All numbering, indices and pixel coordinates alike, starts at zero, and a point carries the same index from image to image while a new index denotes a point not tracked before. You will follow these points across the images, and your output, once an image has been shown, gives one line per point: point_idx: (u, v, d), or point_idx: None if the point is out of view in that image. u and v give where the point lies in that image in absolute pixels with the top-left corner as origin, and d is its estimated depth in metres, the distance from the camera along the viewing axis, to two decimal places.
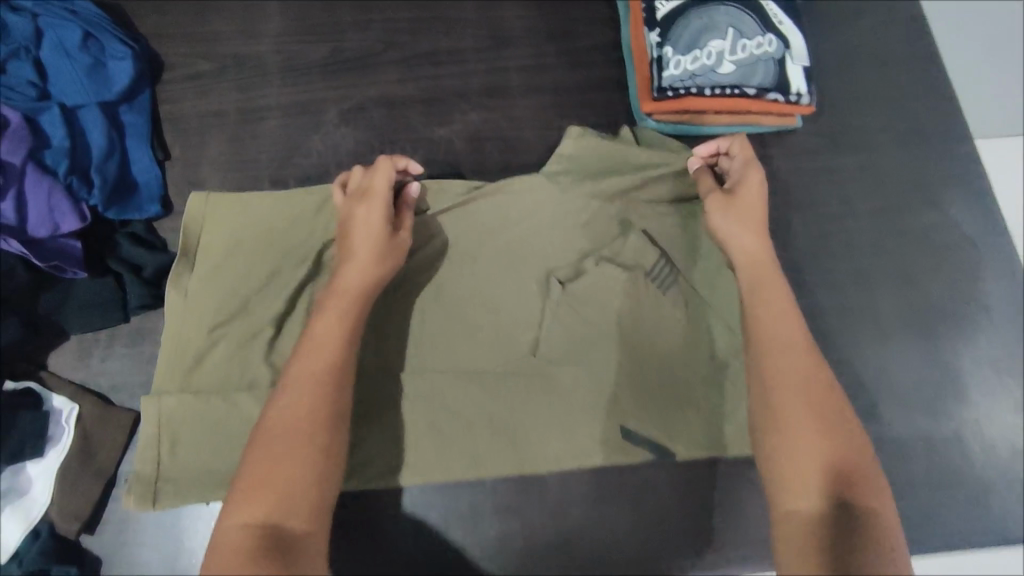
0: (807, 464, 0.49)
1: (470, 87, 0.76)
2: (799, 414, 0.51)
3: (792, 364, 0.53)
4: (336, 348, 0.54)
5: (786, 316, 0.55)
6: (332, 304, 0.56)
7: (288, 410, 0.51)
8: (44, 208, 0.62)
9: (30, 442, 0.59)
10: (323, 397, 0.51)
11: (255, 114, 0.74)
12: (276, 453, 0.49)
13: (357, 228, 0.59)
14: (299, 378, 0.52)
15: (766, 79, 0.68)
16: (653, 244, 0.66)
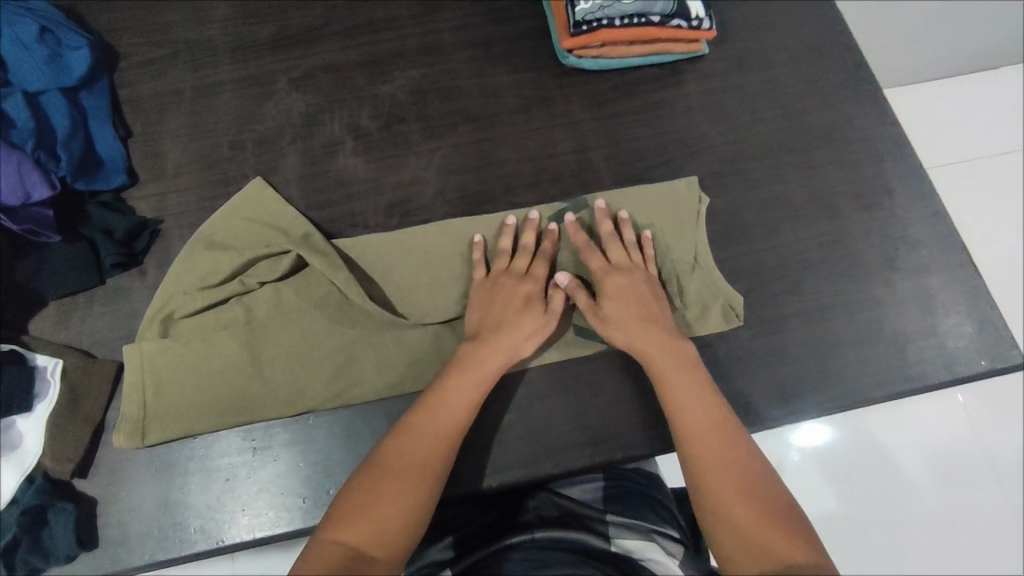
0: (743, 510, 0.53)
1: (408, 46, 0.82)
2: (712, 455, 0.57)
3: (677, 383, 0.61)
4: (470, 401, 0.60)
5: (657, 338, 0.64)
6: (461, 380, 0.61)
7: (405, 449, 0.57)
8: (16, 178, 0.64)
9: (18, 395, 0.61)
10: (445, 433, 0.58)
11: (209, 89, 0.79)
12: (376, 495, 0.54)
13: (507, 297, 0.66)
14: (431, 425, 0.58)
15: (668, 7, 0.76)
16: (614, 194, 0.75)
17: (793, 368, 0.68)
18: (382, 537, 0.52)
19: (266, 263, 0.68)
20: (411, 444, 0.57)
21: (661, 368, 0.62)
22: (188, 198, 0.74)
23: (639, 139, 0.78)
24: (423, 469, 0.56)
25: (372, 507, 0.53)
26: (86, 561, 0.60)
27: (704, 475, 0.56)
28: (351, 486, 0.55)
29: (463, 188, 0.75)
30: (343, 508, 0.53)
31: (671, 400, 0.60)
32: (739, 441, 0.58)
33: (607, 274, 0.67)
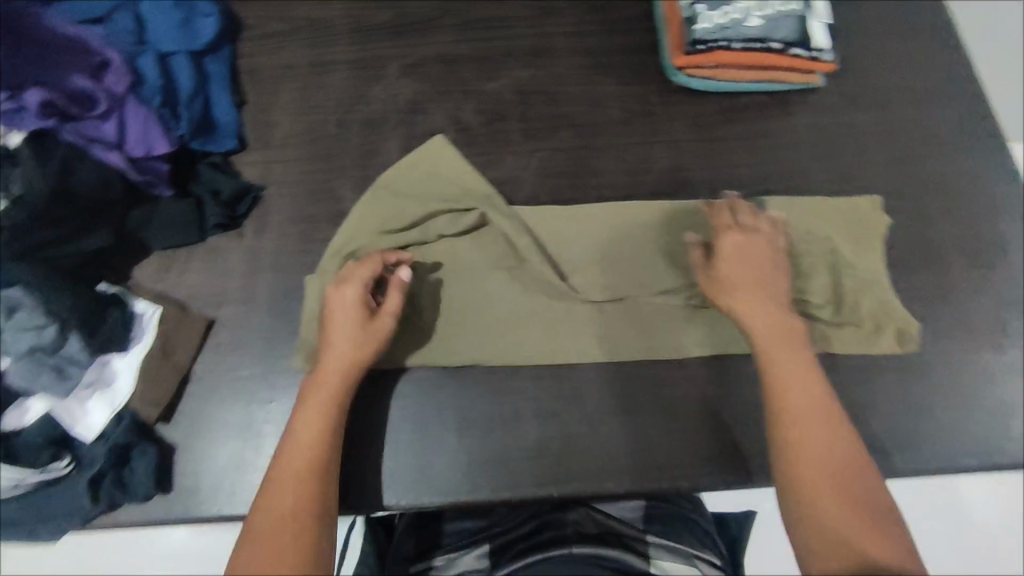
0: (839, 515, 0.54)
1: (519, 47, 0.82)
2: (824, 463, 0.56)
3: (798, 393, 0.59)
4: (322, 435, 0.59)
5: (791, 354, 0.61)
6: (309, 407, 0.60)
7: (280, 491, 0.56)
8: (141, 130, 0.68)
9: (118, 335, 0.65)
10: (317, 464, 0.57)
11: (323, 67, 0.81)
12: (291, 533, 0.54)
13: (336, 309, 0.63)
14: (283, 461, 0.57)
15: (790, 35, 0.75)
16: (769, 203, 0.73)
17: (881, 422, 0.65)
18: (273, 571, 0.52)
19: (446, 219, 0.70)
20: (282, 488, 0.56)
21: (791, 379, 0.60)
22: (292, 168, 0.76)
23: (741, 165, 0.76)
24: (299, 514, 0.55)
25: (266, 556, 0.53)
26: (161, 504, 0.62)
27: (803, 476, 0.56)
28: (259, 525, 0.55)
29: (558, 193, 0.75)
30: (260, 557, 0.53)
31: (778, 399, 0.59)
32: (844, 448, 0.57)
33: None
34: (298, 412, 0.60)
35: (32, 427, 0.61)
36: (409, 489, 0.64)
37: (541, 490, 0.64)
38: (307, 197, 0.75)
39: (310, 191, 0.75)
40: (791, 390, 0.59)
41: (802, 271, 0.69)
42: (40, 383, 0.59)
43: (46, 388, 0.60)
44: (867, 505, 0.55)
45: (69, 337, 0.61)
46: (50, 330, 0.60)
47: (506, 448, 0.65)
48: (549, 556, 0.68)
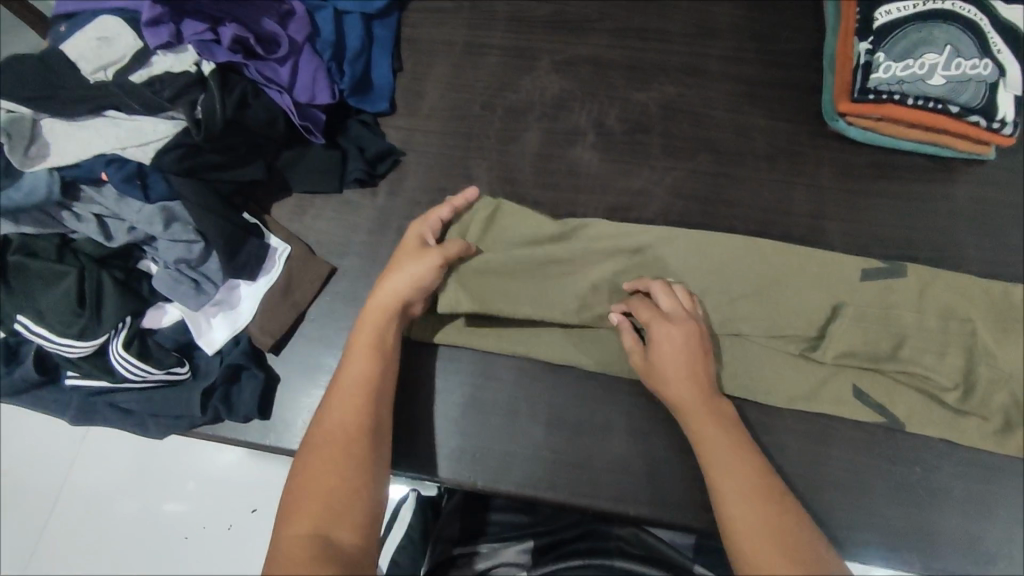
0: (778, 533, 0.51)
1: (672, 63, 0.81)
2: (734, 476, 0.54)
3: (703, 418, 0.58)
4: (371, 359, 0.61)
5: (682, 372, 0.60)
6: (359, 337, 0.62)
7: (331, 420, 0.58)
8: (310, 79, 0.72)
9: (252, 264, 0.68)
10: (364, 396, 0.59)
11: (478, 49, 0.83)
12: (326, 465, 0.55)
13: (406, 244, 0.66)
14: (337, 392, 0.59)
15: (972, 101, 0.70)
16: (926, 274, 0.68)
17: (993, 526, 0.62)
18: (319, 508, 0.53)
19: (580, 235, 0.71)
20: (331, 416, 0.58)
21: (687, 404, 0.59)
22: (432, 139, 0.79)
23: (886, 225, 0.73)
24: (345, 440, 0.56)
25: (314, 483, 0.54)
26: (259, 428, 0.66)
27: (723, 492, 0.54)
28: (308, 452, 0.56)
29: (686, 216, 0.74)
30: (309, 482, 0.54)
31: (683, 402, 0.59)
32: (745, 463, 0.55)
33: (654, 322, 0.62)
34: (349, 347, 0.62)
35: (166, 329, 0.67)
36: (492, 474, 0.65)
37: (618, 506, 0.64)
38: (442, 170, 0.77)
39: (447, 165, 0.77)
40: (689, 419, 0.59)
41: (935, 349, 0.65)
42: (178, 291, 0.65)
43: (183, 296, 0.66)
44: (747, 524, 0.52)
45: (211, 255, 0.66)
46: (197, 246, 0.65)
47: (592, 457, 0.65)
48: (591, 564, 0.66)
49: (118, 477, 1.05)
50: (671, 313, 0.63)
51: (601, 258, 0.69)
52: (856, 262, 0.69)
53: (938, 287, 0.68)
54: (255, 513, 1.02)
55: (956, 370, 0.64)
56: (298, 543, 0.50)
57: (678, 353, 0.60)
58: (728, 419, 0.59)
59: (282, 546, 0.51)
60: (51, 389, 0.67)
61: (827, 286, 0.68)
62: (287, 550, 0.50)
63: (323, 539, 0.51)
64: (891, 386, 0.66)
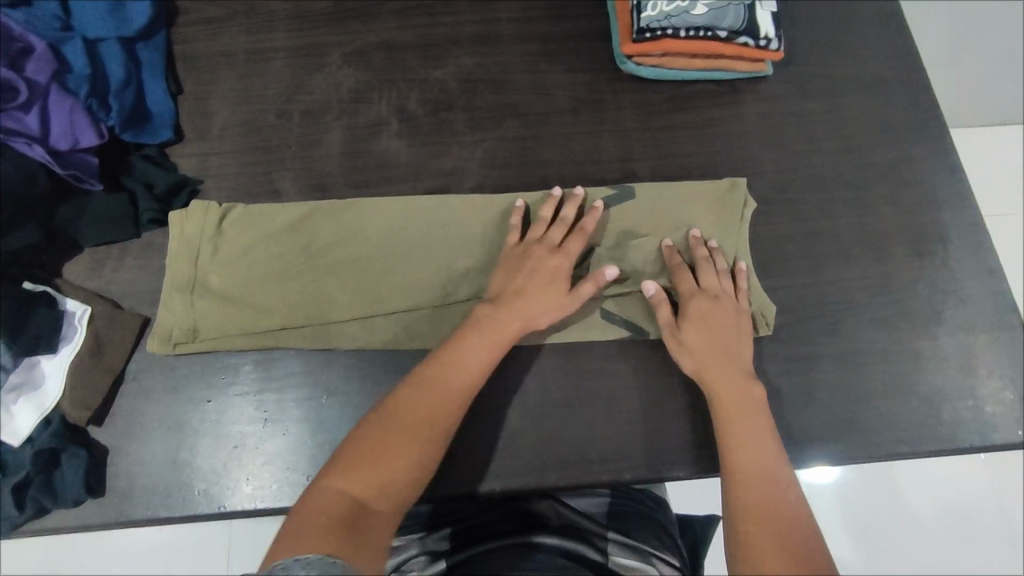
0: (775, 517, 0.55)
1: (465, 34, 0.80)
2: (761, 470, 0.58)
3: (726, 385, 0.62)
4: (485, 360, 0.61)
5: (722, 359, 0.63)
6: (480, 333, 0.62)
7: (422, 401, 0.58)
8: (65, 122, 0.66)
9: (46, 337, 0.62)
10: (461, 396, 0.59)
11: (262, 54, 0.78)
12: (385, 451, 0.55)
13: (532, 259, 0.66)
14: (427, 382, 0.59)
15: (737, 24, 0.73)
16: (711, 196, 0.72)
17: (821, 411, 0.66)
18: (377, 492, 0.53)
19: (327, 223, 0.70)
20: (428, 394, 0.58)
21: (723, 393, 0.62)
22: (228, 160, 0.74)
23: (688, 156, 0.76)
24: (433, 426, 0.57)
25: (376, 453, 0.55)
26: (94, 507, 0.61)
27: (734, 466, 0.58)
28: (382, 423, 0.56)
29: (503, 185, 0.74)
30: (377, 453, 0.55)
31: (715, 386, 0.62)
32: (769, 450, 0.59)
33: (692, 297, 0.66)
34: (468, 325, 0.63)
35: None
36: None
37: (483, 487, 0.64)
38: (245, 191, 0.73)
39: (250, 183, 0.73)
40: (729, 394, 0.62)
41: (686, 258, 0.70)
42: None
43: None
44: (762, 522, 0.55)
45: None
46: None
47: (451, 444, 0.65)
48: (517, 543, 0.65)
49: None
50: (709, 291, 0.67)
51: (363, 245, 0.69)
52: (620, 194, 0.72)
53: (734, 205, 0.72)
54: None
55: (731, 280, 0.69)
56: (340, 505, 0.52)
57: (709, 336, 0.64)
58: (763, 422, 0.61)
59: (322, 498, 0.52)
60: None
61: (584, 223, 0.71)
62: (327, 503, 0.52)
63: (355, 518, 0.51)
64: None
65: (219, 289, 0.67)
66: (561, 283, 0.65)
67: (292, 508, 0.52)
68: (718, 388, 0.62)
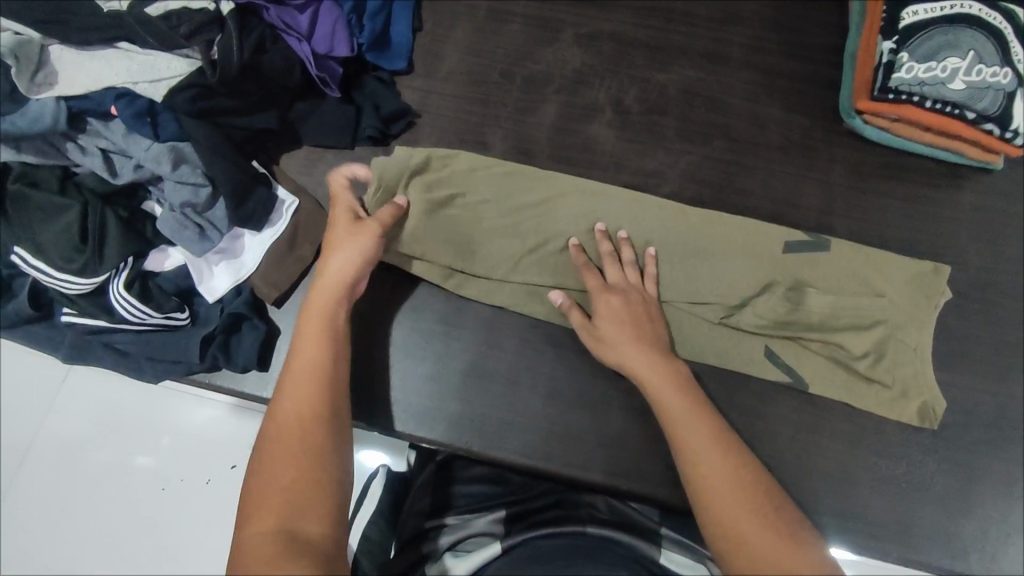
0: (746, 539, 0.49)
1: (695, 47, 0.81)
2: (738, 505, 0.51)
3: (687, 424, 0.56)
4: (321, 345, 0.58)
5: (668, 384, 0.59)
6: (309, 320, 0.59)
7: (285, 413, 0.54)
8: (329, 29, 0.70)
9: (259, 214, 0.67)
10: (302, 379, 0.56)
11: (501, 15, 0.81)
12: (285, 472, 0.50)
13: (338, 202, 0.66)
14: (281, 391, 0.56)
15: (990, 108, 0.71)
16: (907, 270, 0.69)
17: (968, 522, 0.63)
18: (298, 510, 0.49)
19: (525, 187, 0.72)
20: (284, 411, 0.54)
21: (676, 415, 0.57)
22: (448, 103, 0.77)
23: (890, 226, 0.74)
24: (304, 429, 0.53)
25: (272, 478, 0.50)
26: (257, 380, 0.65)
27: (704, 483, 0.53)
28: (266, 448, 0.52)
29: (698, 201, 0.74)
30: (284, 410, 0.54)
31: (670, 424, 0.57)
32: (718, 457, 0.54)
33: (599, 293, 0.65)
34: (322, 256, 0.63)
35: (168, 273, 0.65)
36: (484, 442, 0.66)
37: (611, 481, 0.65)
38: (457, 137, 0.76)
39: (461, 130, 0.76)
40: (668, 398, 0.58)
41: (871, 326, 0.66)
42: (182, 237, 0.63)
43: (186, 241, 0.64)
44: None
45: (217, 202, 0.65)
46: (204, 190, 0.63)
47: (586, 429, 0.66)
48: (563, 530, 0.65)
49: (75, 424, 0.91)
50: (613, 283, 0.66)
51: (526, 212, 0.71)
52: (816, 242, 0.70)
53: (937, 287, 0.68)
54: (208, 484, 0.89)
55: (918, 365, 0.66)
56: (285, 472, 0.50)
57: (641, 360, 0.61)
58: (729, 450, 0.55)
59: (269, 469, 0.51)
60: (44, 324, 0.66)
61: (771, 262, 0.69)
62: (276, 472, 0.50)
63: (288, 536, 0.47)
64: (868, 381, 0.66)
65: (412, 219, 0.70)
66: (364, 225, 0.63)
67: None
68: (675, 426, 0.57)
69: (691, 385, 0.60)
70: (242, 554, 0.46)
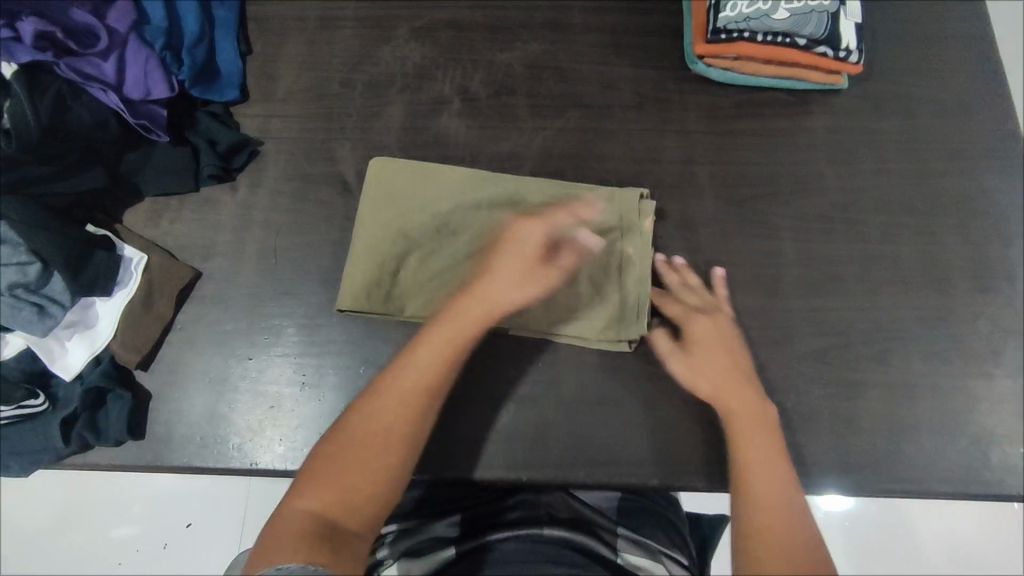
0: (782, 538, 0.54)
1: (534, 19, 0.79)
2: (794, 537, 0.54)
3: (759, 453, 0.58)
4: (438, 373, 0.58)
5: (751, 398, 0.61)
6: (441, 331, 0.59)
7: (380, 415, 0.56)
8: (140, 71, 0.67)
9: (103, 279, 0.63)
10: (422, 396, 0.57)
11: (331, 22, 0.78)
12: (339, 467, 0.54)
13: (515, 245, 0.62)
14: (382, 392, 0.57)
15: (817, 32, 0.71)
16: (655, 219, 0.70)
17: (861, 439, 0.65)
18: (351, 505, 0.53)
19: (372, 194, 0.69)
20: (382, 411, 0.56)
21: (754, 443, 0.59)
22: (290, 124, 0.74)
23: (752, 163, 0.73)
24: (408, 418, 0.56)
25: (347, 467, 0.54)
26: (134, 449, 0.63)
27: (755, 500, 0.56)
28: (348, 442, 0.55)
29: (559, 175, 0.73)
30: (400, 383, 0.57)
31: (740, 445, 0.59)
32: (773, 471, 0.58)
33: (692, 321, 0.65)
34: (493, 265, 0.62)
35: (10, 360, 0.62)
36: None
37: (511, 474, 0.64)
38: (302, 157, 0.73)
39: (307, 149, 0.73)
40: (737, 412, 0.60)
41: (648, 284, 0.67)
42: (20, 319, 0.60)
43: (25, 323, 0.60)
44: None
45: (53, 275, 0.61)
46: (33, 267, 0.60)
47: (481, 427, 0.65)
48: (518, 533, 0.64)
49: (40, 516, 0.99)
50: (700, 309, 0.66)
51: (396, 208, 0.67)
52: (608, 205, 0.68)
53: (792, 224, 0.71)
54: (190, 528, 0.97)
55: (780, 298, 0.69)
56: (366, 455, 0.54)
57: (727, 381, 0.62)
58: (787, 479, 0.57)
59: (357, 435, 0.55)
60: None
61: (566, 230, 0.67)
62: (352, 455, 0.54)
63: (326, 525, 0.51)
64: (743, 323, 0.68)
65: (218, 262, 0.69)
66: (539, 268, 0.62)
67: (261, 542, 0.51)
68: (750, 447, 0.59)
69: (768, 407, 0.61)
70: (280, 523, 0.51)
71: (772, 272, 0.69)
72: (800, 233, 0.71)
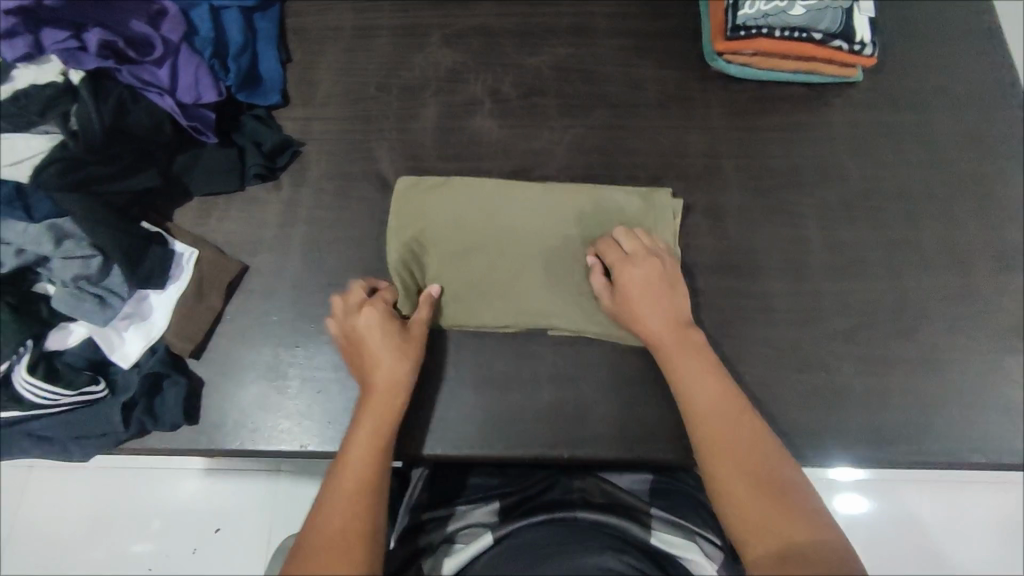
0: (750, 482, 0.55)
1: (559, 24, 0.83)
2: (731, 467, 0.55)
3: (700, 392, 0.59)
4: (369, 453, 0.58)
5: (697, 360, 0.61)
6: (364, 414, 0.60)
7: (336, 502, 0.55)
8: (192, 77, 0.70)
9: (158, 273, 0.67)
10: (366, 474, 0.57)
11: (367, 31, 0.82)
12: (319, 561, 0.52)
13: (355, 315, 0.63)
14: (331, 483, 0.57)
15: (833, 26, 0.75)
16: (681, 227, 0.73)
17: (892, 413, 0.66)
18: None
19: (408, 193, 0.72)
20: (337, 497, 0.56)
21: (698, 381, 0.60)
22: (330, 126, 0.78)
23: (773, 153, 0.76)
24: (362, 498, 0.56)
25: (322, 555, 0.52)
26: (190, 434, 0.65)
27: (709, 439, 0.57)
28: (316, 531, 0.54)
29: (588, 169, 0.77)
30: (347, 469, 0.57)
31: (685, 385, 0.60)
32: (717, 398, 0.59)
33: (622, 265, 0.65)
34: (350, 352, 0.63)
35: (73, 349, 0.65)
36: (424, 442, 0.66)
37: (550, 452, 0.66)
38: (343, 156, 0.76)
39: (347, 149, 0.77)
40: (664, 347, 0.62)
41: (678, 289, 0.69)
42: (81, 309, 0.63)
43: (86, 313, 0.64)
44: (771, 537, 0.52)
45: (112, 267, 0.65)
46: (95, 260, 0.63)
47: (521, 408, 0.67)
48: (555, 518, 0.65)
49: (73, 525, 1.01)
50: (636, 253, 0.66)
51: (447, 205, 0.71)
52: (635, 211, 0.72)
53: (816, 211, 0.74)
54: (219, 533, 1.00)
55: (808, 280, 0.71)
56: (336, 549, 0.53)
57: (643, 306, 0.63)
58: (744, 425, 0.58)
59: (322, 531, 0.54)
60: None
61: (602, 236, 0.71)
62: (322, 545, 0.53)
63: None
64: (773, 304, 0.70)
65: (265, 257, 0.72)
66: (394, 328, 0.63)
67: None
68: (694, 385, 0.60)
69: (705, 351, 0.62)
70: None
71: (798, 256, 0.72)
72: (824, 218, 0.73)
